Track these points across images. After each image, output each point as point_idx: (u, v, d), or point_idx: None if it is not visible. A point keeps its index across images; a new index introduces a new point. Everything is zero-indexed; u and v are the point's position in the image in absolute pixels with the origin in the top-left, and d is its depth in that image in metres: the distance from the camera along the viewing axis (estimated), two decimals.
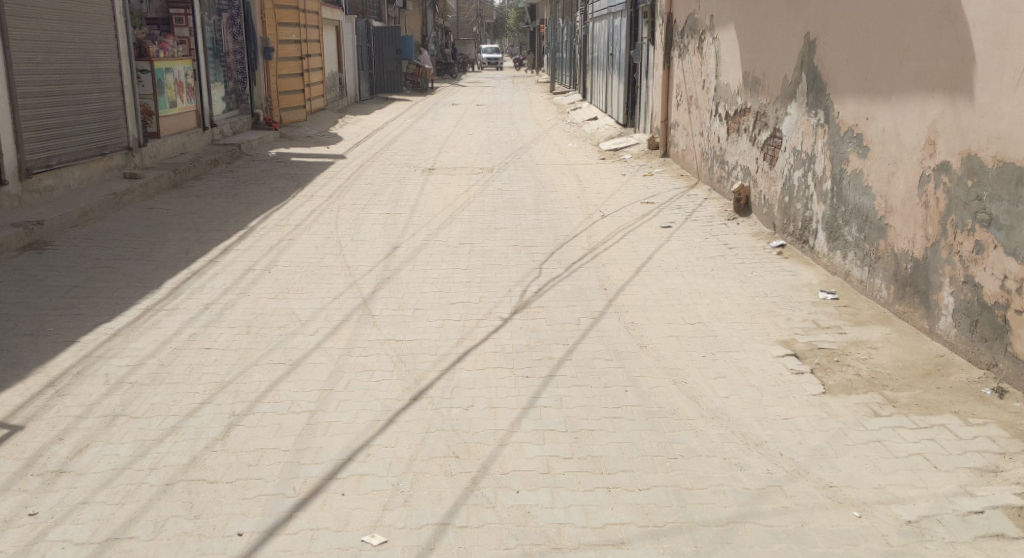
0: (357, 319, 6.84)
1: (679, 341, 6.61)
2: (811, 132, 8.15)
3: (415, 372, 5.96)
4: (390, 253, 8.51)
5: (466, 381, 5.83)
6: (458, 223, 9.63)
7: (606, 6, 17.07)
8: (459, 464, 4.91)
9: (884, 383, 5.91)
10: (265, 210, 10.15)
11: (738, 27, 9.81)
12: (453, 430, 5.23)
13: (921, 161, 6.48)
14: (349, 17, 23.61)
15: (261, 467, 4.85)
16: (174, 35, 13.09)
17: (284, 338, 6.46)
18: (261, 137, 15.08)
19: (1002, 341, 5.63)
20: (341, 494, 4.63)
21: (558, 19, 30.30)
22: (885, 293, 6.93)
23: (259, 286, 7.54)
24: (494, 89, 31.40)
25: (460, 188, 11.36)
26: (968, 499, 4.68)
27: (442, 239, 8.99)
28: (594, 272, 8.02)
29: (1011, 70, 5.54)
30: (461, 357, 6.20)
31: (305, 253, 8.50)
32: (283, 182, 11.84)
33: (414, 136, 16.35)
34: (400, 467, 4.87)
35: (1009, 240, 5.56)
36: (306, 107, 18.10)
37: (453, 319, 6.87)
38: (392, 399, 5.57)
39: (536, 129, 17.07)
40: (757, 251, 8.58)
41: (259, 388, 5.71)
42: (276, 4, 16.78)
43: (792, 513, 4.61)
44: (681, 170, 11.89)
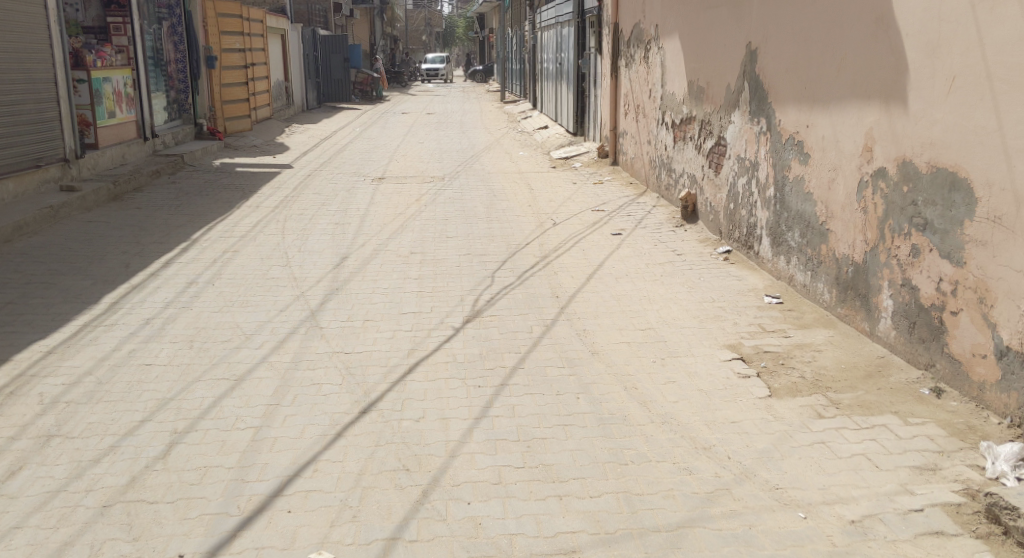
0: (304, 331, 6.84)
1: (631, 347, 6.70)
2: (754, 139, 8.30)
3: (364, 384, 5.98)
4: (338, 264, 8.51)
5: (417, 393, 5.86)
6: (409, 232, 9.65)
7: (554, 15, 17.16)
8: (409, 477, 4.94)
9: (828, 384, 6.05)
10: (210, 222, 10.13)
11: (681, 36, 9.96)
12: (404, 443, 5.26)
13: (859, 167, 6.63)
14: (295, 26, 23.64)
15: (204, 486, 4.84)
16: (111, 44, 12.94)
17: (228, 352, 6.45)
18: (204, 147, 14.95)
19: (939, 342, 5.80)
20: (287, 512, 4.64)
21: (507, 31, 30.51)
22: (827, 296, 7.10)
23: (201, 299, 7.51)
24: (444, 98, 31.52)
25: (411, 196, 11.40)
26: (908, 497, 4.80)
27: (392, 249, 9.00)
28: (546, 280, 8.10)
29: (942, 78, 5.70)
30: (412, 368, 6.23)
31: (250, 264, 8.48)
32: (227, 193, 11.75)
33: (362, 145, 16.34)
34: (348, 482, 4.89)
35: (943, 243, 5.71)
36: (251, 116, 18.00)
37: (404, 330, 6.91)
38: (340, 413, 5.59)
39: (487, 138, 17.14)
40: (703, 257, 8.73)
41: (202, 403, 5.70)
42: (218, 12, 16.67)
43: (741, 516, 4.72)
44: (630, 177, 12.01)
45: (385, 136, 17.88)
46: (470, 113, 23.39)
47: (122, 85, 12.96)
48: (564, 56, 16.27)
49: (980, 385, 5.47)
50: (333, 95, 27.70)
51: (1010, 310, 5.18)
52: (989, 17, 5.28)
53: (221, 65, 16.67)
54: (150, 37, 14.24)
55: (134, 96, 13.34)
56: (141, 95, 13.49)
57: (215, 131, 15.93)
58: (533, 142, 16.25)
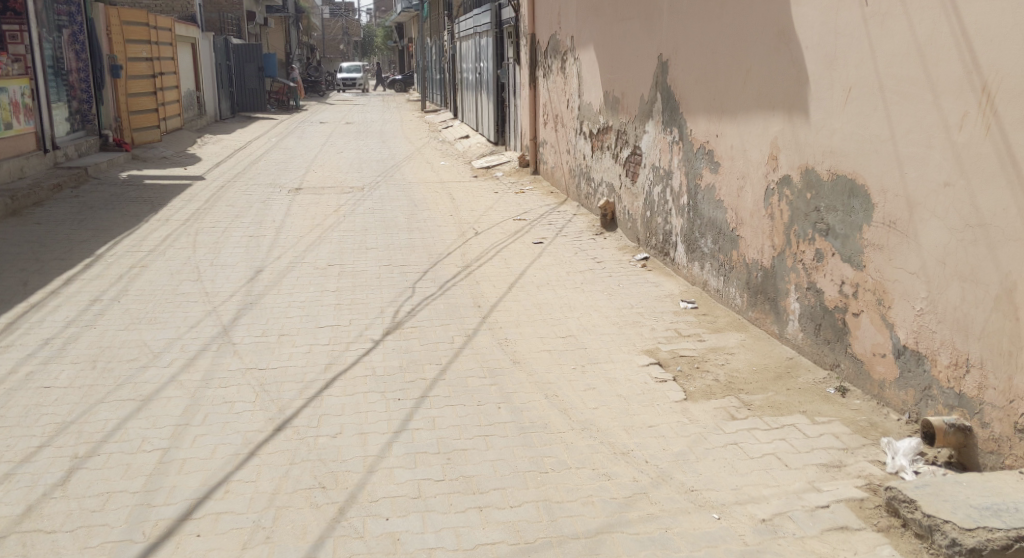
0: (216, 348, 6.82)
1: (552, 355, 6.82)
2: (667, 148, 8.50)
3: (279, 401, 5.99)
4: (253, 277, 8.48)
5: (335, 408, 5.90)
6: (327, 244, 9.66)
7: (472, 26, 17.29)
8: (326, 495, 4.97)
9: (741, 386, 6.24)
10: (115, 236, 9.99)
11: (596, 47, 10.14)
12: (320, 460, 5.29)
13: (766, 176, 6.85)
14: (207, 35, 23.37)
15: (106, 513, 4.81)
16: (7, 53, 12.62)
17: (135, 372, 6.40)
18: (110, 159, 14.70)
19: (843, 342, 6.03)
20: (196, 536, 4.64)
21: (426, 40, 30.58)
22: (739, 301, 7.32)
23: (105, 317, 7.43)
24: (365, 107, 31.45)
25: (328, 207, 11.40)
26: (815, 494, 4.97)
27: (309, 261, 9.00)
28: (468, 290, 8.18)
29: (840, 89, 5.93)
30: (329, 383, 6.25)
31: (159, 280, 8.41)
32: (136, 206, 11.60)
33: (278, 156, 16.24)
34: (261, 502, 4.90)
35: (844, 248, 5.94)
36: (160, 126, 17.78)
37: (321, 343, 6.93)
38: (253, 431, 5.60)
39: (408, 148, 17.19)
40: (621, 264, 8.91)
41: (105, 426, 5.66)
42: (123, 20, 16.44)
43: (657, 520, 4.85)
44: (551, 186, 12.17)
45: (301, 146, 17.75)
46: (390, 123, 23.42)
47: (19, 96, 12.68)
48: (483, 66, 16.40)
49: (880, 383, 5.70)
50: (249, 105, 27.45)
51: (905, 311, 5.41)
52: (880, 31, 5.51)
53: (126, 74, 16.44)
54: (49, 45, 13.95)
55: (33, 108, 13.05)
56: (40, 106, 13.21)
57: (122, 143, 15.67)
58: (454, 152, 16.34)
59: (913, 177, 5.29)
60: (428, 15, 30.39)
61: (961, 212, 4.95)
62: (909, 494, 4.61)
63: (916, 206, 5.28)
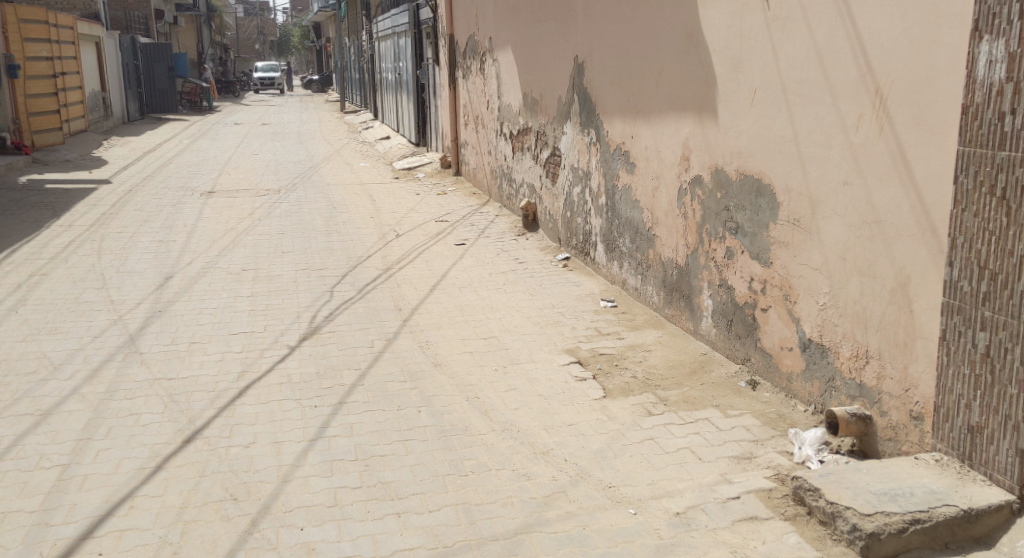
0: (122, 359, 6.73)
1: (473, 356, 6.87)
2: (585, 150, 8.61)
3: (189, 412, 5.95)
4: (162, 284, 8.38)
5: (248, 417, 5.88)
6: (240, 248, 9.58)
7: (390, 26, 17.26)
8: (238, 507, 4.94)
9: (657, 382, 6.37)
10: (15, 243, 9.76)
11: (514, 48, 10.21)
12: (232, 471, 5.27)
13: (679, 176, 6.99)
14: (113, 33, 22.86)
15: (3, 534, 4.71)
16: None
17: (34, 385, 6.28)
18: (10, 164, 14.33)
19: (753, 337, 6.21)
20: (100, 554, 4.57)
21: (345, 39, 30.40)
22: (656, 299, 7.47)
23: (4, 329, 7.27)
24: (285, 108, 31.15)
25: (242, 210, 11.29)
26: (726, 486, 5.10)
27: (222, 267, 8.92)
28: (388, 293, 8.20)
29: (746, 91, 6.08)
30: (242, 392, 6.22)
31: (62, 288, 8.26)
32: (37, 212, 11.35)
33: (191, 158, 16.00)
34: (169, 517, 4.86)
35: (752, 245, 6.11)
36: (62, 128, 17.36)
37: (234, 351, 6.89)
38: (161, 443, 5.55)
39: (327, 149, 17.10)
40: (543, 265, 9.00)
41: (3, 443, 5.55)
42: (21, 19, 15.98)
43: (575, 518, 4.92)
44: (473, 187, 12.22)
45: (215, 148, 17.49)
46: (309, 124, 23.25)
47: None
48: (403, 67, 16.39)
49: (788, 376, 5.87)
50: (163, 107, 26.98)
51: (810, 305, 5.59)
52: (781, 35, 5.67)
53: (25, 75, 15.99)
54: None
55: None
56: None
57: (21, 146, 15.25)
58: (374, 153, 16.30)
59: (815, 176, 5.46)
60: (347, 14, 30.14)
61: (859, 210, 5.12)
62: (813, 483, 4.68)
63: (818, 204, 5.45)
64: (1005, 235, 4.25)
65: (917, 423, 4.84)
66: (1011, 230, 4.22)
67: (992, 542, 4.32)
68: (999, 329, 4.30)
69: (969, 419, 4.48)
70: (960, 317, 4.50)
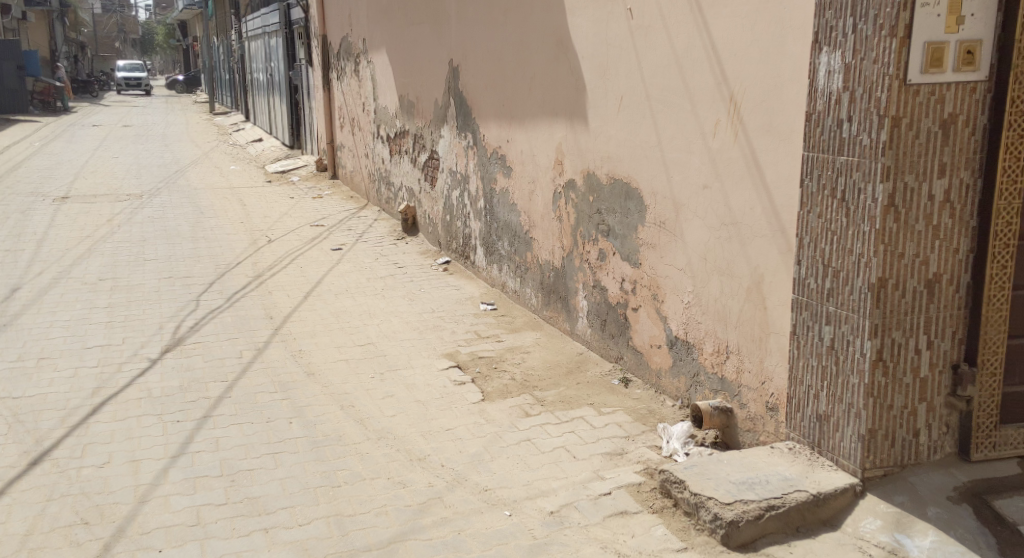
0: None
1: (349, 364, 6.75)
2: (462, 153, 8.57)
3: (37, 432, 5.66)
4: (9, 297, 7.97)
5: (102, 436, 5.63)
6: (97, 257, 9.20)
7: (260, 26, 16.92)
8: (89, 532, 4.71)
9: (535, 384, 6.37)
10: None
11: (388, 50, 10.11)
12: (84, 494, 5.04)
13: (553, 180, 7.02)
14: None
15: None
16: None
17: None
18: None
19: (625, 336, 6.28)
20: None
21: (213, 39, 29.69)
22: (534, 301, 7.49)
23: None
24: (152, 109, 30.22)
25: (101, 217, 10.85)
26: (599, 482, 5.09)
27: (77, 277, 8.55)
28: (259, 301, 7.99)
29: (613, 97, 6.15)
30: (97, 409, 5.97)
31: None
32: None
33: (45, 162, 15.31)
34: (12, 546, 4.59)
35: (622, 247, 6.18)
36: None
37: (89, 366, 6.60)
38: (4, 468, 5.27)
39: (194, 152, 16.63)
40: (423, 269, 8.92)
41: None
42: None
43: (450, 523, 4.82)
44: (350, 191, 12.06)
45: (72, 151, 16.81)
46: (175, 125, 22.59)
47: None
48: (274, 68, 16.08)
49: (657, 372, 5.97)
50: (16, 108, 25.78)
51: (676, 305, 5.70)
52: (645, 43, 5.76)
53: None
54: None
55: None
56: None
57: None
58: (245, 156, 15.93)
59: (678, 181, 5.56)
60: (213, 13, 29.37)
61: (718, 213, 5.23)
62: (679, 474, 4.63)
63: (681, 208, 5.56)
64: (845, 234, 4.32)
65: (772, 414, 4.94)
66: (850, 230, 4.30)
67: (838, 523, 4.31)
68: (842, 323, 4.37)
69: (817, 407, 4.56)
70: (809, 313, 4.57)
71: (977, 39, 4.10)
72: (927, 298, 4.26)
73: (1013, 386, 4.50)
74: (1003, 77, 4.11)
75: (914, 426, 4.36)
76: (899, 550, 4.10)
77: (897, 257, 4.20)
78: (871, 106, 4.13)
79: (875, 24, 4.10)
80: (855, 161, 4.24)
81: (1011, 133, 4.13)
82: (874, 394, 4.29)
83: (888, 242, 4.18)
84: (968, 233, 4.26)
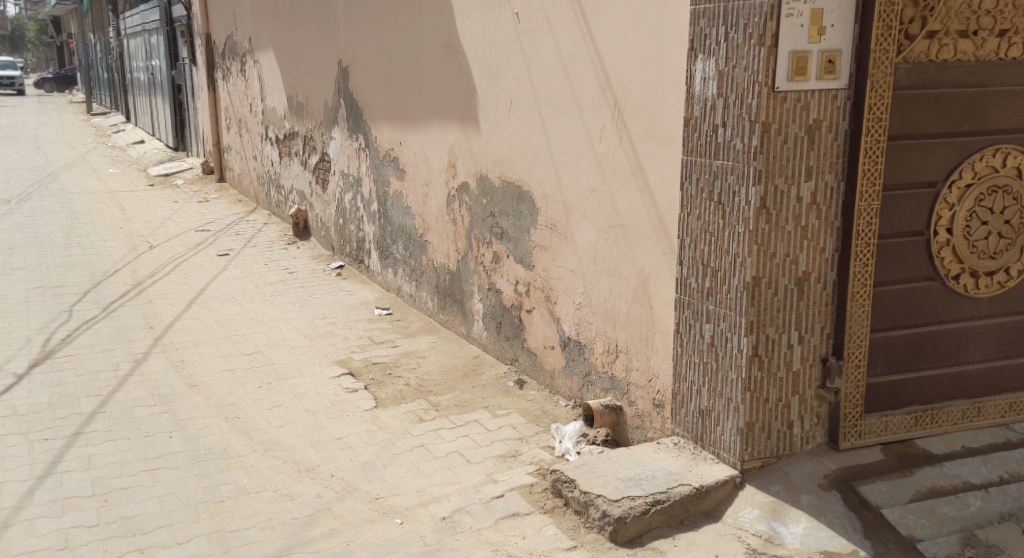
0: None
1: (234, 374, 6.56)
2: (354, 156, 8.43)
3: None
4: None
5: None
6: None
7: (140, 24, 16.40)
8: None
9: (429, 388, 6.30)
10: None
11: (275, 50, 9.89)
12: None
13: (446, 183, 6.96)
14: None
15: None
16: None
17: None
18: None
19: (520, 338, 6.26)
20: None
21: (92, 36, 28.69)
22: (430, 304, 7.41)
23: None
24: (27, 110, 29.02)
25: None
26: (492, 486, 5.03)
27: None
28: (138, 310, 7.72)
29: (503, 100, 6.13)
30: None
31: None
32: None
33: None
34: None
35: (516, 249, 6.15)
36: None
37: None
38: None
39: (70, 154, 16.01)
40: (315, 274, 8.75)
41: None
42: None
43: (339, 534, 4.69)
44: (239, 194, 11.77)
45: None
46: (50, 126, 21.71)
47: None
48: (155, 67, 15.60)
49: (551, 373, 5.96)
50: None
51: (568, 306, 5.70)
52: (532, 47, 5.75)
53: None
54: None
55: None
56: None
57: None
58: (125, 158, 15.40)
59: (567, 183, 5.57)
60: (90, 9, 28.34)
61: (606, 214, 5.24)
62: (569, 473, 4.59)
63: (571, 210, 5.56)
64: (722, 235, 4.37)
65: (659, 411, 4.97)
66: (727, 231, 4.35)
67: (719, 515, 4.35)
68: (721, 321, 4.42)
69: (699, 403, 4.60)
70: (690, 311, 4.62)
71: (837, 49, 4.18)
72: (797, 295, 4.35)
73: (876, 377, 4.54)
74: (861, 85, 4.21)
75: (788, 418, 4.42)
76: (775, 538, 4.14)
77: (769, 257, 4.27)
78: (743, 111, 4.20)
79: (745, 32, 4.16)
80: (730, 165, 4.30)
81: (869, 139, 4.24)
82: (751, 389, 4.35)
83: (761, 242, 4.25)
84: (833, 232, 4.35)
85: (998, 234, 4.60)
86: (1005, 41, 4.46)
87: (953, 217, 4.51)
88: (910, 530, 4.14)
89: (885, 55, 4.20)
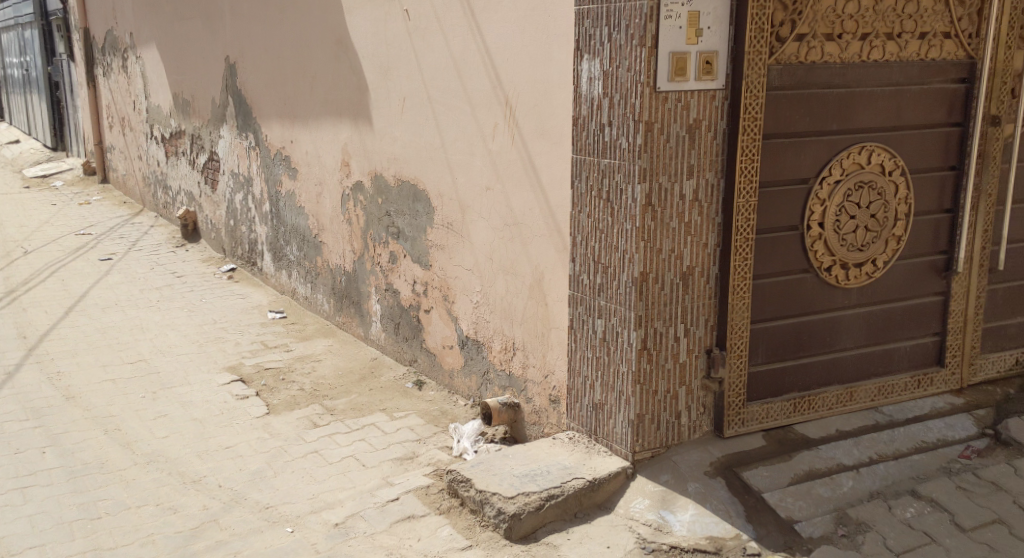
0: None
1: (115, 384, 6.41)
2: (245, 155, 8.31)
3: None
4: None
5: None
6: None
7: (12, 19, 15.81)
8: None
9: (324, 393, 6.27)
10: None
11: (159, 46, 9.68)
12: None
13: (340, 181, 6.93)
14: None
15: None
16: None
17: None
18: None
19: (419, 339, 6.29)
20: None
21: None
22: (326, 306, 7.37)
23: None
24: None
25: None
26: (388, 489, 5.02)
27: None
28: (12, 320, 7.47)
29: (395, 97, 6.14)
30: None
31: None
32: None
33: None
34: None
35: (413, 249, 6.17)
36: None
37: None
38: None
39: None
40: (206, 278, 8.60)
41: None
42: None
43: (226, 546, 4.61)
44: (124, 195, 11.48)
45: None
46: None
47: None
48: (30, 63, 15.06)
49: (450, 373, 6.00)
50: None
51: (465, 305, 5.74)
52: (423, 45, 5.78)
53: None
54: None
55: None
56: None
57: None
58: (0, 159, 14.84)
59: (462, 182, 5.62)
60: None
61: (501, 212, 5.31)
62: (466, 472, 4.60)
63: (467, 208, 5.61)
64: (610, 232, 4.48)
65: (555, 406, 5.04)
66: (615, 228, 4.46)
67: (611, 506, 4.45)
68: (612, 316, 4.53)
69: (592, 397, 4.70)
70: (584, 307, 4.71)
71: (714, 50, 4.32)
72: (683, 289, 4.49)
73: (757, 366, 4.72)
74: (737, 86, 4.38)
75: (676, 408, 4.56)
76: (664, 526, 4.26)
77: (656, 252, 4.40)
78: (627, 111, 4.31)
79: (627, 34, 4.28)
80: (617, 163, 4.41)
81: (745, 138, 4.41)
82: (642, 381, 4.47)
83: (648, 238, 4.37)
84: (715, 228, 4.51)
85: (866, 228, 4.84)
86: (867, 44, 4.67)
87: (825, 211, 4.73)
88: (788, 511, 4.32)
89: (758, 56, 4.37)
